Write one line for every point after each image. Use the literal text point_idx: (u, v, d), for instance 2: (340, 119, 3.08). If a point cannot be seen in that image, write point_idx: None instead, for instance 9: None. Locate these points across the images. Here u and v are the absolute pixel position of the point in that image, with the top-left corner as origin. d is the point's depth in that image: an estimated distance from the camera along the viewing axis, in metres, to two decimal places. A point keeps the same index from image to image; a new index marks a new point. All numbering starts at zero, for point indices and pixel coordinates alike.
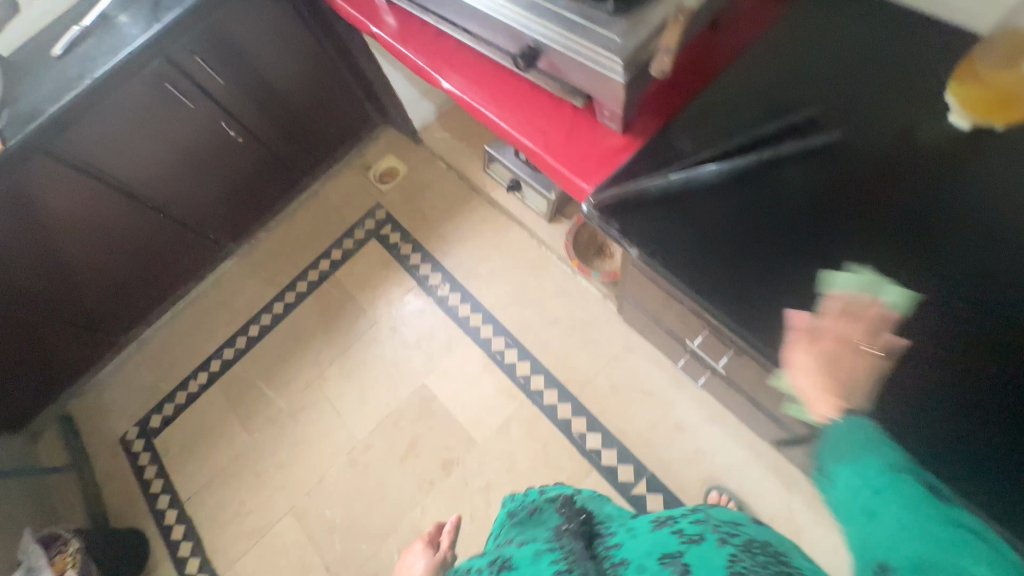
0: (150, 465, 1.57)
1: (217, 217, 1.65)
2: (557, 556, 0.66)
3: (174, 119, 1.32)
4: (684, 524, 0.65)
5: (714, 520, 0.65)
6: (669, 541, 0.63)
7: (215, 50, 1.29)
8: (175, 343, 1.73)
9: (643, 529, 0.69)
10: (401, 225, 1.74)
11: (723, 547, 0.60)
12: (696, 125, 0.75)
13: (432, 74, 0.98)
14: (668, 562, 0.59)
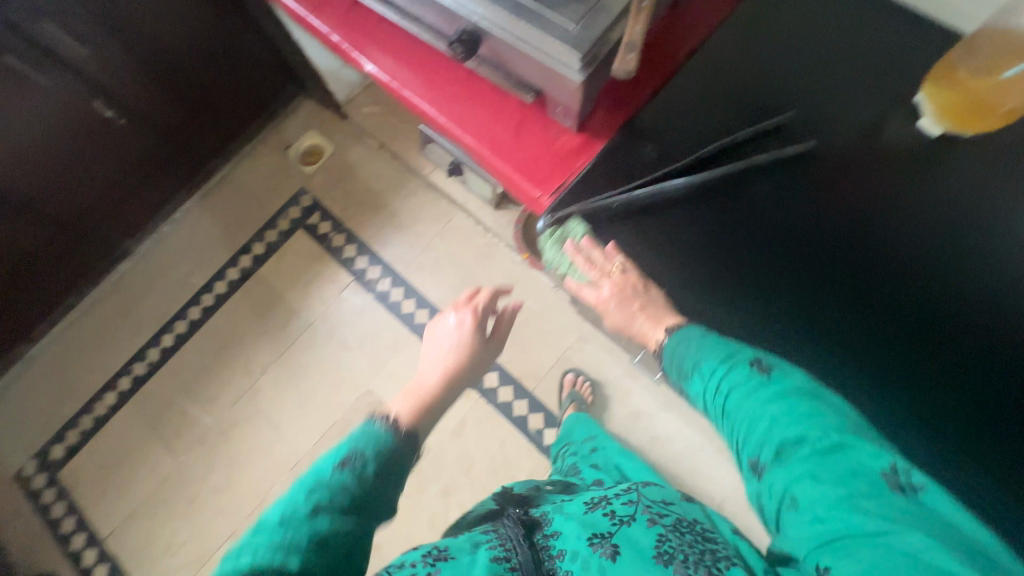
0: (57, 501, 1.38)
1: (106, 212, 1.40)
2: (496, 551, 0.60)
3: (27, 99, 1.07)
4: (618, 506, 0.65)
5: (645, 499, 0.66)
6: (599, 526, 0.62)
7: (72, 12, 1.03)
8: (72, 359, 1.50)
9: (576, 512, 0.67)
10: (331, 212, 1.56)
11: (654, 528, 0.60)
12: (658, 131, 0.68)
13: (350, 50, 0.83)
14: (598, 544, 0.59)
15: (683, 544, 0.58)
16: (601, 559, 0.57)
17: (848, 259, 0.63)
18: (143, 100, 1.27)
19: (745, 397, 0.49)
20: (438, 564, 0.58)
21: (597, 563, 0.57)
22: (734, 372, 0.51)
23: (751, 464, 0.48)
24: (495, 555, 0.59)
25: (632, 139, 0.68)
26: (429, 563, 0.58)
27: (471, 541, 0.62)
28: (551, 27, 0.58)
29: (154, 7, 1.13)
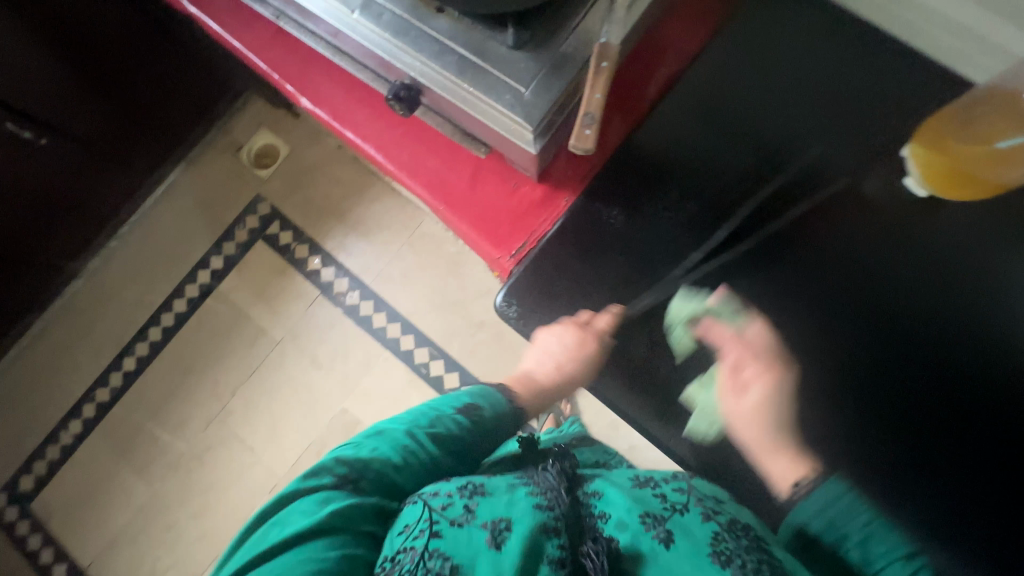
0: (33, 533, 1.36)
1: (43, 235, 1.30)
2: (539, 503, 0.58)
3: None
4: (668, 491, 0.61)
5: (697, 490, 0.62)
6: (648, 508, 0.58)
7: None
8: (28, 387, 1.43)
9: (620, 484, 0.64)
10: (291, 220, 1.47)
11: (708, 525, 0.55)
12: (612, 193, 0.68)
13: (281, 84, 0.74)
14: (651, 525, 0.56)
15: (734, 542, 0.54)
16: (654, 543, 0.54)
17: (871, 340, 0.67)
18: (58, 110, 1.16)
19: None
20: (474, 496, 0.57)
21: (649, 546, 0.54)
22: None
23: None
24: (538, 505, 0.58)
25: (599, 204, 0.67)
26: (466, 494, 0.56)
27: (507, 482, 0.62)
28: (499, 89, 0.51)
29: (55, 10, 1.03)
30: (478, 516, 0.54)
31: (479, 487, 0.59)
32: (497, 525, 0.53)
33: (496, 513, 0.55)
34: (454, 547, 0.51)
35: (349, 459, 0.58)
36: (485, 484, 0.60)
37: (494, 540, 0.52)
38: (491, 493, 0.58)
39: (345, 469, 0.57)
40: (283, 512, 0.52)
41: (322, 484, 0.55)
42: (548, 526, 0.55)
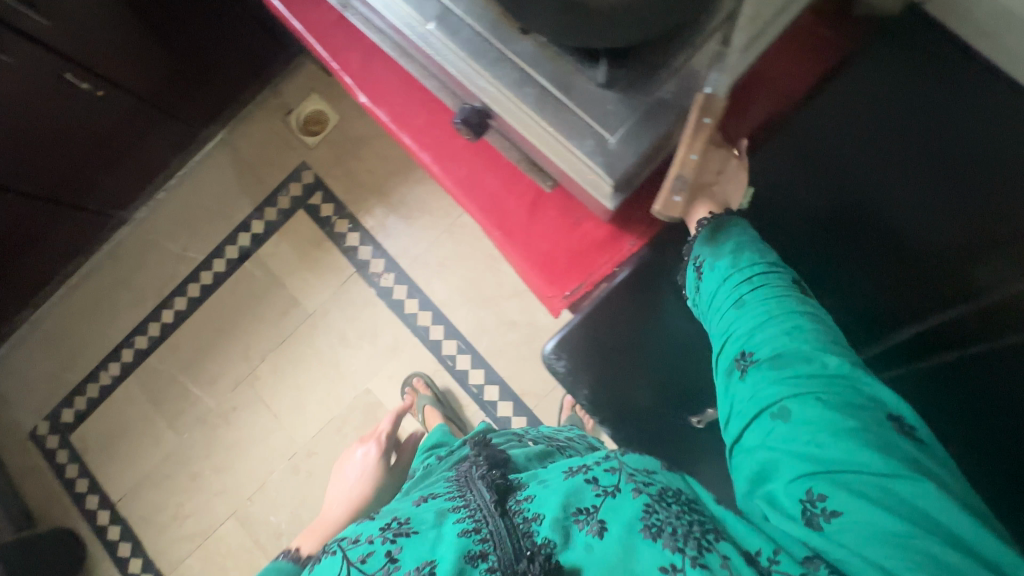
0: (70, 463, 1.44)
1: (95, 183, 1.32)
2: (465, 522, 0.54)
3: None
4: (600, 475, 0.56)
5: (629, 467, 0.57)
6: (582, 499, 0.54)
7: None
8: (72, 325, 1.48)
9: (553, 480, 0.59)
10: (333, 192, 1.44)
11: (638, 500, 0.52)
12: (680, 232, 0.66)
13: (341, 73, 0.69)
14: (583, 521, 0.52)
15: (677, 520, 0.50)
16: (588, 539, 0.50)
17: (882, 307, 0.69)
18: (121, 63, 1.16)
19: (771, 298, 0.56)
20: (398, 539, 0.54)
21: (584, 543, 0.50)
22: (766, 280, 0.58)
23: (737, 359, 0.56)
24: (464, 531, 0.52)
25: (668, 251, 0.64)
26: (390, 538, 0.54)
27: (436, 511, 0.57)
28: (580, 132, 0.45)
29: None
30: (401, 567, 0.51)
31: (405, 525, 0.55)
32: (421, 572, 0.50)
33: (420, 553, 0.52)
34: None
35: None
36: (411, 520, 0.56)
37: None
38: (415, 529, 0.55)
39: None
40: None
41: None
42: (477, 554, 0.50)
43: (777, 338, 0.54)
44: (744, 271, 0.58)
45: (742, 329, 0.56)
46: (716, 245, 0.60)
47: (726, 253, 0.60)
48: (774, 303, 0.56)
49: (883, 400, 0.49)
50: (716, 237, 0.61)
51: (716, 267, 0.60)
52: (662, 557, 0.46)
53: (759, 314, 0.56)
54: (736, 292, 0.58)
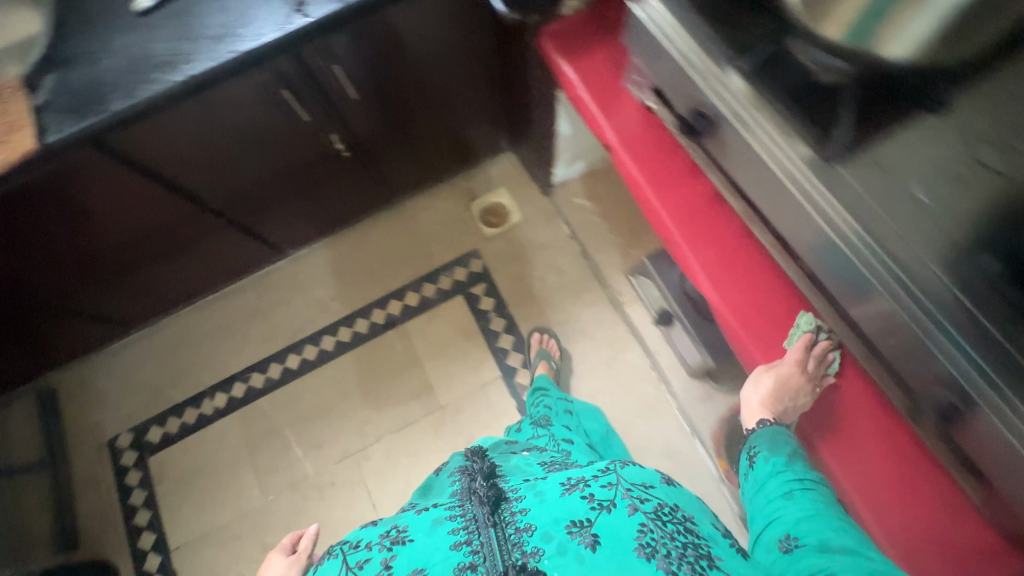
0: (139, 488, 1.33)
1: (287, 222, 1.32)
2: (458, 535, 0.58)
3: (275, 125, 1.00)
4: (595, 490, 0.60)
5: (626, 483, 0.62)
6: (575, 513, 0.58)
7: (359, 55, 0.95)
8: (193, 341, 1.43)
9: (549, 491, 0.61)
10: (498, 288, 1.42)
11: (634, 518, 0.58)
12: None
13: (660, 219, 0.75)
14: (577, 532, 0.56)
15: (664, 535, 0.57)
16: (580, 549, 0.55)
17: None
18: (375, 133, 1.19)
19: (808, 491, 0.63)
20: (395, 548, 0.59)
21: (575, 553, 0.55)
22: (812, 485, 0.64)
23: (780, 541, 0.59)
24: (457, 544, 0.57)
25: None
26: (387, 548, 0.60)
27: (429, 522, 0.61)
28: None
29: (424, 59, 1.05)
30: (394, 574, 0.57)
31: (401, 535, 0.61)
32: None
33: (417, 558, 0.57)
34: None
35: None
36: (408, 530, 0.61)
37: None
38: (411, 539, 0.60)
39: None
40: None
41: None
42: (467, 565, 0.55)
43: (821, 529, 0.58)
44: (796, 470, 0.65)
45: (789, 516, 0.60)
46: (776, 445, 0.68)
47: (781, 452, 0.67)
48: (820, 502, 0.61)
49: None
50: (773, 437, 0.69)
51: (764, 459, 0.68)
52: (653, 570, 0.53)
53: (800, 507, 0.61)
54: (788, 486, 0.64)
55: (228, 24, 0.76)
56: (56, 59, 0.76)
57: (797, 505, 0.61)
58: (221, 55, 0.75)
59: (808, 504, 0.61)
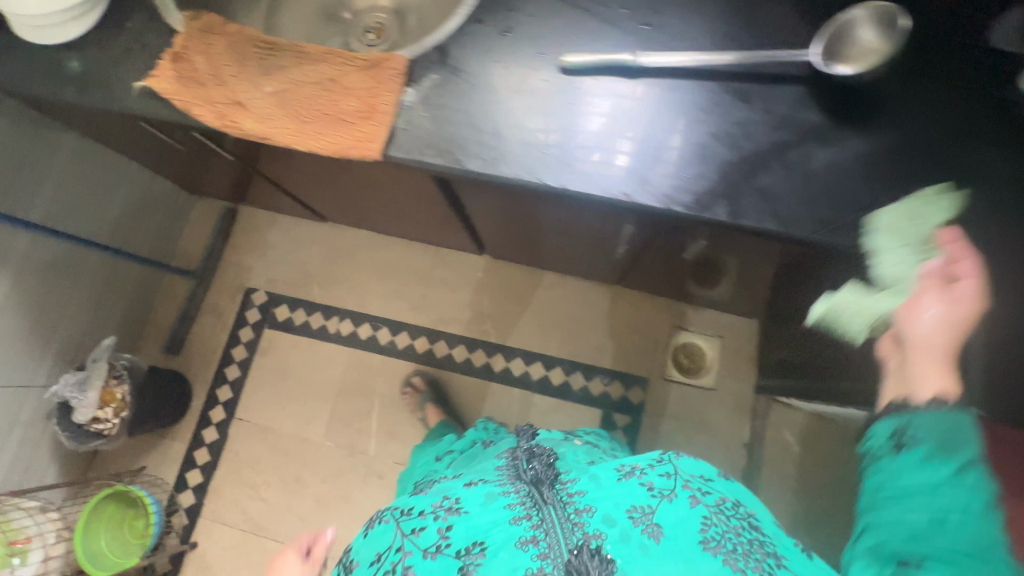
0: (243, 346, 1.40)
1: (507, 240, 1.22)
2: (516, 510, 0.58)
3: (578, 218, 0.85)
4: (652, 479, 0.60)
5: (682, 476, 0.60)
6: (635, 501, 0.57)
7: (719, 252, 0.74)
8: (359, 262, 1.42)
9: (605, 478, 0.61)
10: (636, 433, 1.27)
11: (695, 510, 0.56)
12: None
13: None
14: (639, 519, 0.55)
15: (732, 533, 0.54)
16: (644, 540, 0.54)
17: None
18: (655, 253, 1.01)
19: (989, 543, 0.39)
20: (450, 515, 0.60)
21: (639, 543, 0.54)
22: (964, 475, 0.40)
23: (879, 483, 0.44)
24: (515, 519, 0.56)
25: None
26: (442, 516, 0.60)
27: (487, 490, 0.61)
28: None
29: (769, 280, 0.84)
30: (453, 544, 0.57)
31: (456, 502, 0.61)
32: (473, 550, 0.55)
33: (477, 530, 0.57)
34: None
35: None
36: (462, 499, 0.61)
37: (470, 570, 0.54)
38: (467, 509, 0.60)
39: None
40: None
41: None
42: (528, 541, 0.55)
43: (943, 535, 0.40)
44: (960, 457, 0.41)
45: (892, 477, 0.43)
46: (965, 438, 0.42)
47: (944, 441, 0.41)
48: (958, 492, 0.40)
49: None
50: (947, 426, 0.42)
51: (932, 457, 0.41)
52: (714, 562, 0.51)
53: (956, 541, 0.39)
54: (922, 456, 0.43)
55: (641, 155, 0.60)
56: (451, 65, 0.64)
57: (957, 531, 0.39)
58: (613, 183, 0.59)
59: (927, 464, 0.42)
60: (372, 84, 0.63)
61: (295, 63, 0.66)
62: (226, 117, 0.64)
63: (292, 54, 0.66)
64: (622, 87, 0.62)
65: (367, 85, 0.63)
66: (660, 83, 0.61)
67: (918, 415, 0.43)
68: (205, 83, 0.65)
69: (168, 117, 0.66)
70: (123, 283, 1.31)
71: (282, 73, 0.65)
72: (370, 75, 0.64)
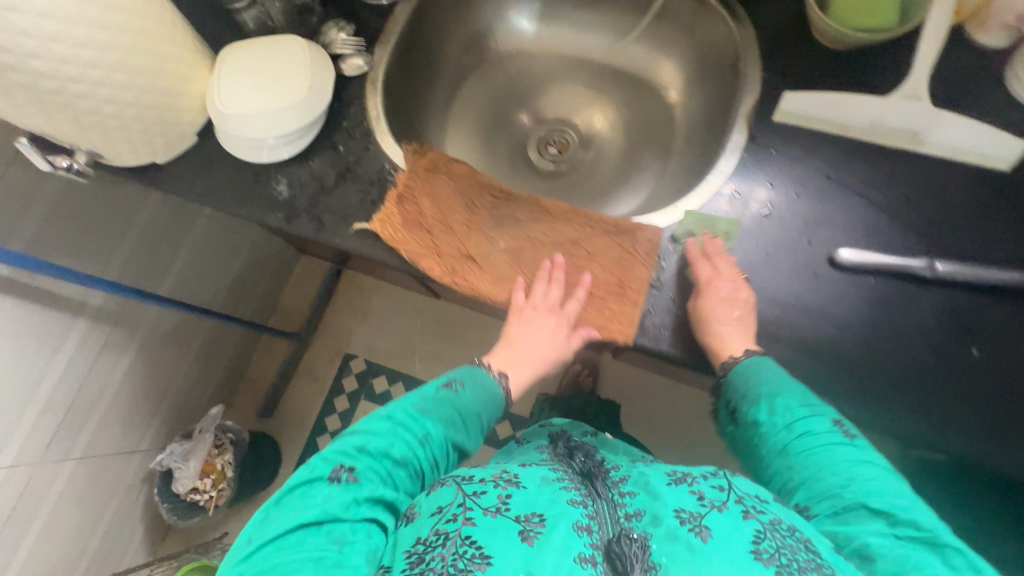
0: (337, 416, 1.35)
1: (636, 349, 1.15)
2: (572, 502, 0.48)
3: None
4: (705, 486, 0.47)
5: (739, 490, 0.47)
6: (682, 505, 0.45)
7: None
8: (464, 341, 1.37)
9: (653, 480, 0.50)
10: None
11: (749, 524, 0.43)
12: None
13: None
14: (689, 521, 0.43)
15: (798, 545, 0.42)
16: (691, 539, 0.42)
17: None
18: None
19: (832, 450, 0.48)
20: (506, 486, 0.48)
21: (684, 542, 0.42)
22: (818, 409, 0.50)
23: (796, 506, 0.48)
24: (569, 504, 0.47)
25: None
26: (499, 483, 0.48)
27: (540, 477, 0.51)
28: None
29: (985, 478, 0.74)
30: (509, 509, 0.45)
31: (512, 478, 0.50)
32: (528, 520, 0.44)
33: (532, 506, 0.46)
34: (495, 544, 0.42)
35: (411, 408, 0.54)
36: (519, 477, 0.50)
37: (525, 535, 0.42)
38: (525, 486, 0.48)
39: (422, 432, 0.53)
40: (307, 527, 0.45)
41: (331, 465, 0.50)
42: (584, 527, 0.45)
43: (829, 474, 0.47)
44: (796, 406, 0.50)
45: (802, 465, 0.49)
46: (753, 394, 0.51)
47: (760, 397, 0.50)
48: (833, 440, 0.48)
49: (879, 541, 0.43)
50: (748, 375, 0.51)
51: (765, 414, 0.50)
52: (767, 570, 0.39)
53: (813, 464, 0.48)
54: (799, 424, 0.49)
55: (916, 380, 0.52)
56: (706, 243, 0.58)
57: (805, 458, 0.48)
58: (902, 417, 0.52)
59: (800, 424, 0.49)
60: (622, 254, 0.57)
61: (532, 217, 0.60)
62: (457, 273, 0.59)
63: (529, 206, 0.61)
64: (907, 296, 0.54)
65: (616, 254, 0.57)
66: (953, 297, 0.54)
67: (730, 391, 0.52)
68: (432, 230, 0.61)
69: (387, 261, 0.61)
70: (228, 341, 1.27)
71: (516, 227, 0.60)
72: (620, 242, 0.57)
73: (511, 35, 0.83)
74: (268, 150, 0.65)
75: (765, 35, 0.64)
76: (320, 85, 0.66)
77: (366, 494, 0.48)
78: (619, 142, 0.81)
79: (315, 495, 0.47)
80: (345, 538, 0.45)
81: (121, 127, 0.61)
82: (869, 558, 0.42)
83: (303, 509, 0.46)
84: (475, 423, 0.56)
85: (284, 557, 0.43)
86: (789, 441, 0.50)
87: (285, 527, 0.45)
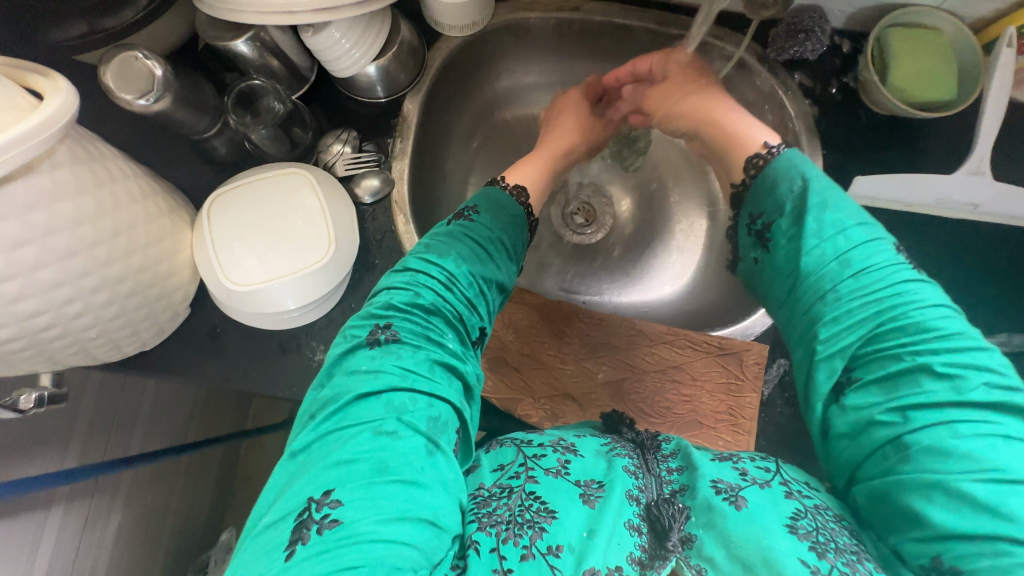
0: None
1: None
2: (624, 465, 0.42)
3: None
4: (749, 466, 0.40)
5: (787, 473, 0.40)
6: (720, 475, 0.39)
7: None
8: None
9: (696, 449, 0.43)
10: None
11: (789, 501, 0.37)
12: None
13: None
14: (722, 491, 0.38)
15: (840, 531, 0.36)
16: (721, 506, 0.37)
17: None
18: None
19: (891, 291, 0.39)
20: (568, 452, 0.43)
21: (709, 514, 0.36)
22: (875, 240, 0.42)
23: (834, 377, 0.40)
24: (629, 469, 0.41)
25: None
26: (563, 450, 0.43)
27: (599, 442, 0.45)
28: None
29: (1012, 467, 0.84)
30: (572, 474, 0.40)
31: (571, 446, 0.44)
32: (589, 484, 0.39)
33: (593, 472, 0.41)
34: (559, 500, 0.38)
35: (427, 254, 0.47)
36: (581, 446, 0.44)
37: (588, 498, 0.38)
38: (585, 453, 0.43)
39: (446, 273, 0.45)
40: (346, 428, 0.37)
41: (370, 327, 0.42)
42: (635, 496, 0.39)
43: (887, 317, 0.39)
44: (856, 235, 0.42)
45: (856, 313, 0.39)
46: (806, 218, 0.42)
47: (813, 218, 0.42)
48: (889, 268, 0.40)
49: (940, 421, 0.35)
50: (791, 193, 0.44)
51: (816, 239, 0.42)
52: (800, 546, 0.34)
53: (864, 310, 0.39)
54: (853, 256, 0.41)
55: None
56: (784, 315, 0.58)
57: (853, 300, 0.40)
58: None
59: (857, 253, 0.41)
60: (728, 378, 0.56)
61: (630, 342, 0.58)
62: (558, 416, 0.55)
63: (622, 330, 0.58)
64: None
65: (721, 377, 0.56)
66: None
67: (774, 204, 0.45)
68: (520, 367, 0.57)
69: None
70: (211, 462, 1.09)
71: (613, 353, 0.57)
72: (725, 365, 0.56)
73: (521, 101, 0.73)
74: (290, 324, 0.55)
75: (820, 110, 0.61)
76: (343, 241, 0.54)
77: (415, 348, 0.41)
78: (652, 207, 0.76)
79: (360, 364, 0.40)
80: (406, 410, 0.38)
81: (105, 340, 0.47)
82: (902, 445, 0.35)
83: (349, 381, 0.39)
84: (505, 266, 0.49)
85: (347, 438, 0.36)
86: (838, 271, 0.41)
87: (337, 403, 0.38)
